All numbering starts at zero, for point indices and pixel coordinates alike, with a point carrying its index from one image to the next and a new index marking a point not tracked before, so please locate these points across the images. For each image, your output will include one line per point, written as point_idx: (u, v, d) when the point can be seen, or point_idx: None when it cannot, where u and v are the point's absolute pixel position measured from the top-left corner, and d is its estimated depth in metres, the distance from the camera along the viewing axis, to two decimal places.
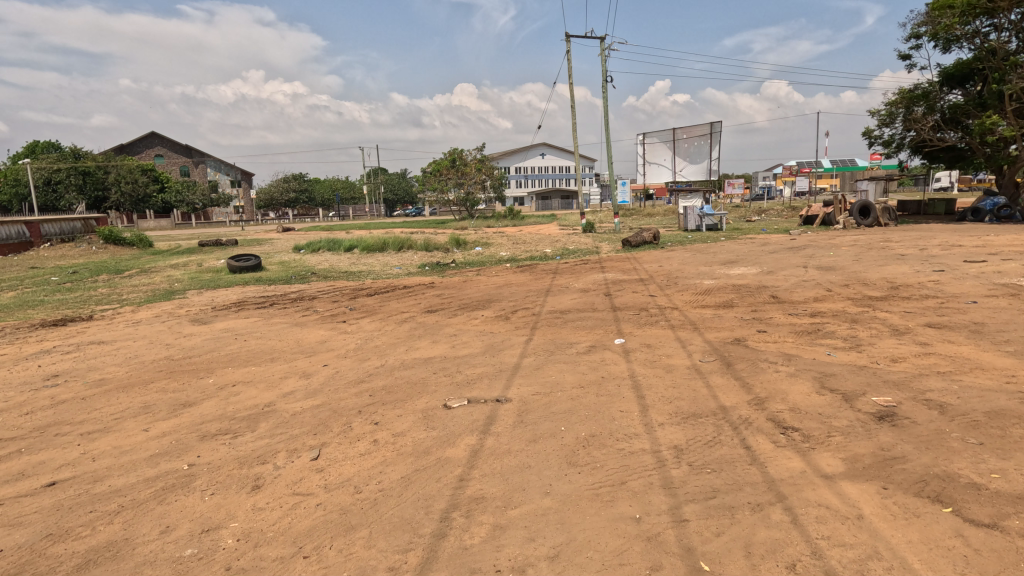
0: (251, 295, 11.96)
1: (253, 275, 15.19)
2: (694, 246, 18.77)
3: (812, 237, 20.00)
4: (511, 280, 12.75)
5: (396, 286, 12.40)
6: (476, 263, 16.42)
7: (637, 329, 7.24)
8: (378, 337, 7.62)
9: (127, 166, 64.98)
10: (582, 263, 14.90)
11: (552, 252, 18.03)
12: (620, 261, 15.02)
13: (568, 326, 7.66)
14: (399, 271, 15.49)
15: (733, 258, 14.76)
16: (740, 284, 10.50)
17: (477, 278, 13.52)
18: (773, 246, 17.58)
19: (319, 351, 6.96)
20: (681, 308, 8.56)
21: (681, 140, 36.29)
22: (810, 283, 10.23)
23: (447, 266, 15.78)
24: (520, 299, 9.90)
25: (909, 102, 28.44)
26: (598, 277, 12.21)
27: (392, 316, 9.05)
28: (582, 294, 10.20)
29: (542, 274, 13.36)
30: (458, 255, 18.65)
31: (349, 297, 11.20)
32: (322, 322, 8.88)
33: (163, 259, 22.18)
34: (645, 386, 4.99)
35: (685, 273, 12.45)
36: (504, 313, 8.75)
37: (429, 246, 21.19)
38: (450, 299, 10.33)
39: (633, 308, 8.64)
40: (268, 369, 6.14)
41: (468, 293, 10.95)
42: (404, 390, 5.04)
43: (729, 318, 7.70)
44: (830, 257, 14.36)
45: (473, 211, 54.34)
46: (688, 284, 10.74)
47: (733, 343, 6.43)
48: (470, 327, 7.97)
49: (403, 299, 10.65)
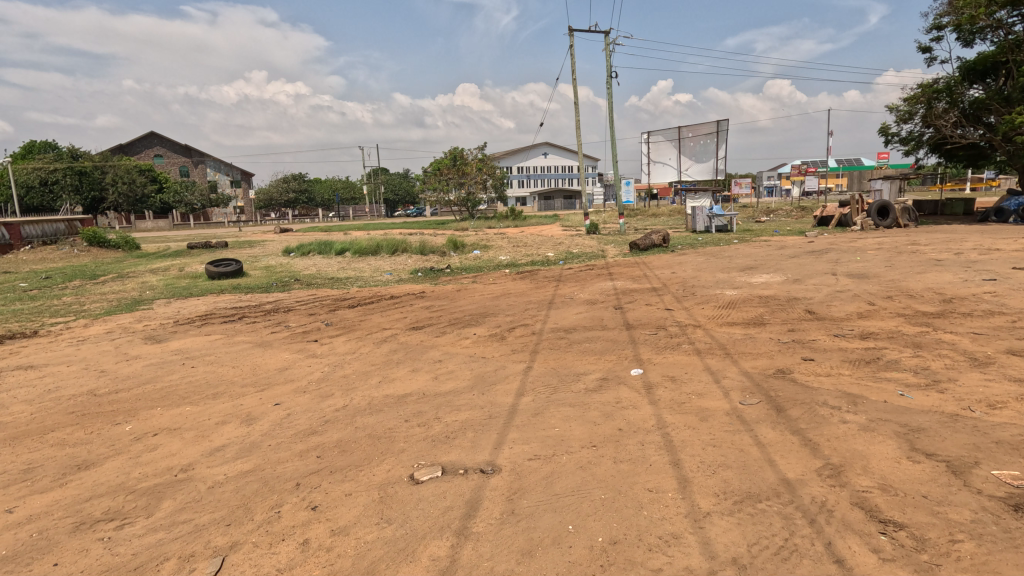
0: (224, 306, 10.86)
1: (231, 282, 14.10)
2: (707, 249, 17.59)
3: (832, 240, 18.79)
4: (510, 288, 11.61)
5: (382, 295, 11.28)
6: (473, 268, 15.27)
7: (656, 355, 6.07)
8: (350, 363, 6.47)
9: (124, 166, 63.96)
10: (586, 269, 13.76)
11: (554, 256, 16.87)
12: (627, 267, 13.87)
13: (574, 350, 6.49)
14: (389, 277, 14.39)
15: (752, 264, 13.59)
16: (767, 295, 9.33)
17: (473, 286, 12.38)
18: (792, 250, 16.40)
19: (276, 382, 5.81)
20: (704, 326, 7.40)
21: (688, 139, 35.11)
22: (847, 294, 9.03)
23: (442, 272, 14.67)
24: (519, 313, 8.76)
25: (930, 97, 27.28)
26: (606, 286, 11.05)
27: (372, 334, 7.92)
28: (589, 307, 9.06)
29: (544, 282, 12.21)
30: (455, 260, 17.51)
31: (330, 309, 10.09)
32: (291, 341, 7.75)
33: (146, 263, 21.11)
34: (676, 444, 3.83)
35: (701, 281, 11.28)
36: (500, 331, 7.61)
37: (426, 249, 20.06)
38: (440, 313, 9.20)
39: (648, 326, 7.46)
40: (205, 410, 5.00)
41: (461, 305, 9.83)
42: (362, 449, 3.89)
43: (764, 340, 6.52)
44: (858, 262, 13.18)
45: (474, 212, 53.19)
46: (707, 295, 9.57)
47: (777, 375, 5.26)
48: (459, 350, 6.82)
49: (388, 311, 9.52)
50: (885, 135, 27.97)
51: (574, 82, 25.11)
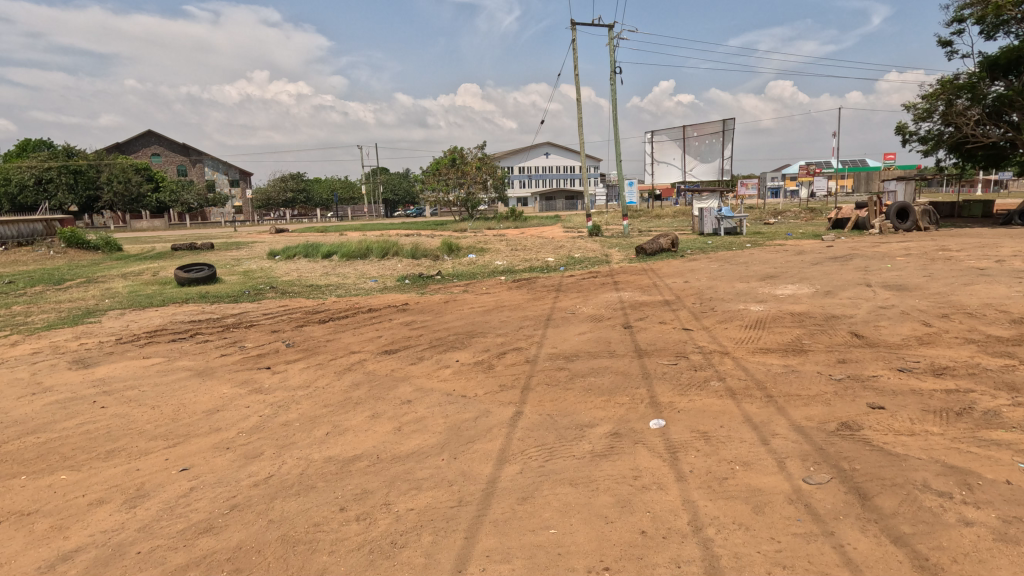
0: (182, 320, 9.66)
1: (200, 289, 12.90)
2: (719, 254, 16.34)
3: (853, 244, 17.52)
4: (505, 300, 10.37)
5: (360, 308, 10.06)
6: (466, 275, 14.03)
7: (680, 399, 4.81)
8: (299, 402, 5.21)
9: (119, 165, 62.95)
10: (589, 277, 12.53)
11: (555, 261, 15.64)
12: (634, 275, 12.64)
13: (577, 389, 5.25)
14: (373, 284, 13.19)
15: (772, 272, 12.32)
16: (799, 312, 8.08)
17: (464, 296, 11.14)
18: (812, 256, 15.15)
19: (196, 431, 4.56)
20: (734, 353, 6.14)
21: (692, 138, 33.85)
22: (894, 312, 7.78)
23: (431, 279, 13.41)
24: (512, 333, 7.52)
25: (950, 95, 25.99)
26: (613, 299, 9.79)
27: (337, 361, 6.66)
28: (593, 325, 7.81)
29: (543, 292, 10.99)
30: (448, 265, 16.26)
31: (298, 325, 8.84)
32: (238, 369, 6.49)
33: (122, 266, 19.96)
34: (725, 565, 2.60)
35: (719, 293, 10.03)
36: (489, 359, 6.36)
37: (417, 253, 18.84)
38: (421, 331, 7.95)
39: (665, 354, 6.21)
40: (86, 479, 3.75)
41: (448, 321, 8.59)
42: (264, 569, 2.66)
43: (812, 376, 5.27)
44: (890, 270, 11.91)
45: (474, 212, 52.07)
46: (730, 311, 8.32)
47: (842, 433, 4.00)
48: (436, 385, 5.57)
49: (363, 329, 8.28)
50: (903, 133, 26.79)
51: (576, 78, 23.88)
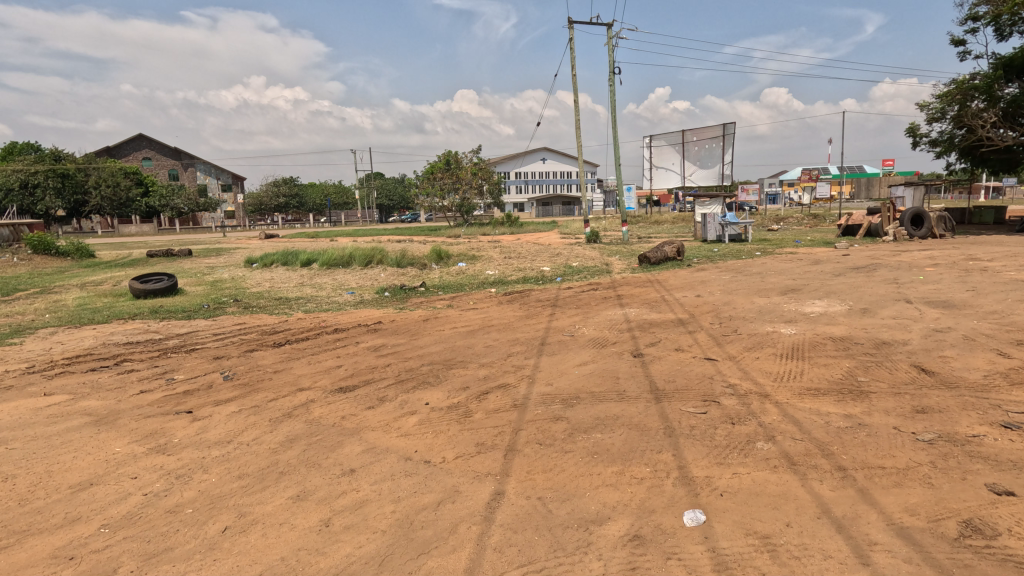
0: (117, 342, 8.31)
1: (155, 303, 11.57)
2: (728, 263, 15.13)
3: (871, 252, 16.34)
4: (494, 317, 9.08)
5: (326, 327, 8.74)
6: (452, 286, 12.76)
7: (721, 474, 3.51)
8: (207, 471, 3.89)
9: (108, 169, 61.49)
10: (588, 290, 11.26)
11: (551, 271, 14.38)
12: (638, 288, 11.38)
13: (579, 451, 3.95)
14: (348, 297, 11.89)
15: (792, 285, 11.09)
16: (840, 336, 6.81)
17: (447, 312, 9.86)
18: (829, 265, 13.98)
19: (42, 524, 3.24)
20: (777, 396, 4.83)
21: (692, 143, 32.70)
22: (955, 336, 6.51)
23: (413, 291, 12.12)
24: (499, 364, 6.22)
25: (963, 95, 25.11)
26: (617, 318, 8.51)
27: (278, 402, 5.33)
28: (597, 353, 6.53)
29: (537, 308, 9.72)
30: (435, 274, 14.98)
31: (248, 350, 7.49)
32: (150, 413, 5.15)
33: (86, 274, 18.57)
34: None
35: (739, 311, 8.77)
36: (467, 403, 5.05)
37: (403, 261, 17.57)
38: (391, 360, 6.63)
39: (690, 396, 4.91)
40: None
41: (424, 345, 7.28)
42: None
43: (889, 433, 3.98)
44: (924, 283, 10.69)
45: (469, 218, 50.90)
46: (758, 335, 7.04)
47: (974, 545, 2.70)
48: (394, 442, 4.26)
49: (321, 356, 6.96)
50: (913, 135, 26.49)
51: (574, 78, 22.71)
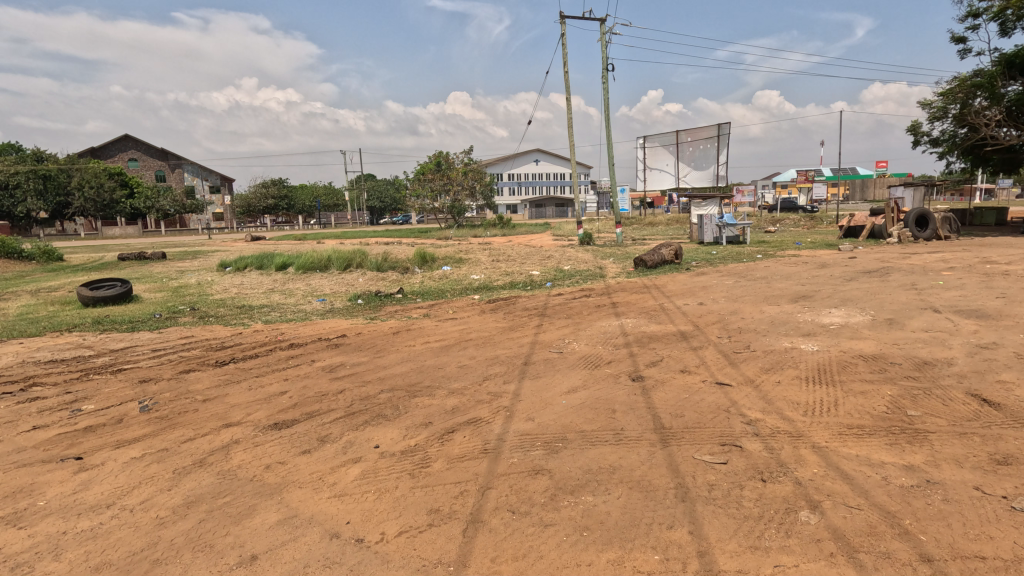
0: (39, 360, 7.21)
1: (104, 312, 10.50)
2: (729, 267, 14.23)
3: (879, 255, 15.51)
4: (474, 329, 8.08)
5: (282, 342, 7.71)
6: (433, 292, 11.76)
7: (759, 569, 2.53)
8: (59, 557, 2.86)
9: (91, 169, 59.86)
10: (580, 298, 10.30)
11: (540, 275, 13.40)
12: (634, 295, 10.43)
13: (564, 525, 2.95)
14: (318, 305, 10.87)
15: (801, 291, 10.17)
16: (871, 353, 5.86)
17: (422, 323, 8.85)
18: (837, 269, 13.08)
19: None
20: (813, 438, 3.87)
21: (685, 144, 31.86)
22: (1006, 355, 5.57)
23: (389, 299, 11.10)
24: (471, 390, 5.21)
25: (965, 93, 24.46)
26: (613, 331, 7.53)
27: (193, 442, 4.30)
28: (589, 376, 5.54)
29: (523, 318, 8.73)
30: (417, 280, 13.96)
31: (182, 371, 6.42)
32: (29, 460, 4.11)
33: (46, 279, 17.43)
34: None
35: (748, 322, 7.83)
36: (427, 446, 4.04)
37: (384, 265, 16.55)
38: (345, 386, 5.60)
39: (703, 437, 3.93)
40: None
41: (388, 365, 6.25)
42: None
43: (973, 498, 3.01)
44: (946, 288, 9.79)
45: (460, 219, 49.92)
46: (775, 353, 6.08)
47: None
48: (322, 508, 3.24)
49: (265, 379, 5.92)
50: (914, 134, 25.83)
51: (565, 74, 21.80)
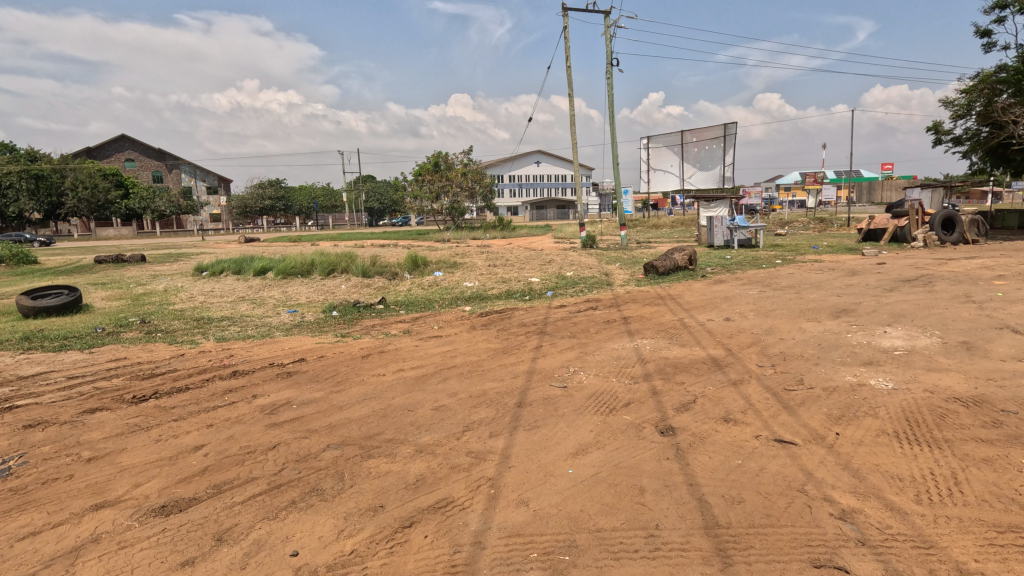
0: None
1: (39, 325, 9.18)
2: (749, 274, 12.86)
3: (912, 261, 14.16)
4: (460, 351, 6.74)
5: (227, 367, 6.34)
6: (419, 302, 10.44)
7: None
8: None
9: (85, 170, 58.64)
10: (585, 311, 8.96)
11: (540, 283, 12.08)
12: (647, 308, 9.08)
13: None
14: (287, 318, 9.54)
15: (841, 305, 8.82)
16: (969, 394, 4.52)
17: (401, 342, 7.52)
18: (870, 277, 11.73)
19: None
20: (952, 554, 2.55)
21: (690, 144, 30.50)
22: None
23: (368, 310, 9.76)
24: (445, 449, 3.89)
25: (989, 89, 23.18)
26: (627, 356, 6.19)
27: (33, 541, 2.97)
28: (602, 426, 4.22)
29: (520, 337, 7.39)
30: (403, 287, 12.62)
31: (85, 409, 5.08)
32: None
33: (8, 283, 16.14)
34: None
35: (791, 344, 6.48)
36: (369, 558, 2.72)
37: (371, 270, 15.21)
38: (282, 437, 4.27)
39: (782, 549, 2.62)
40: None
41: (345, 405, 4.92)
42: None
43: None
44: (1011, 302, 8.44)
45: (459, 220, 48.64)
46: (840, 391, 4.74)
47: None
48: None
49: (184, 425, 4.58)
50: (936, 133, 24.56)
51: (568, 67, 20.51)
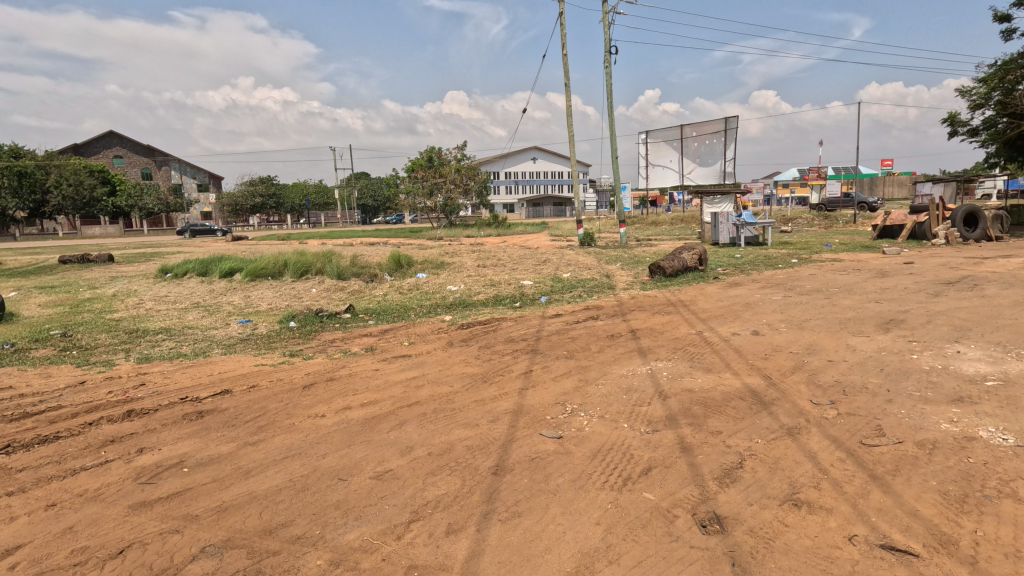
0: None
1: None
2: (767, 276, 11.53)
3: (944, 261, 12.85)
4: (429, 378, 5.36)
5: (128, 401, 4.95)
6: (392, 311, 9.07)
7: None
8: None
9: (71, 167, 57.02)
10: (584, 322, 7.60)
11: (533, 286, 10.74)
12: (658, 318, 7.74)
13: None
14: (236, 330, 8.16)
15: (886, 314, 7.48)
16: None
17: (360, 363, 6.16)
18: (904, 280, 10.41)
19: None
20: None
21: (690, 139, 29.13)
22: None
23: (331, 321, 8.39)
24: (375, 564, 2.53)
25: (1010, 78, 21.99)
26: (640, 387, 4.82)
27: None
28: (614, 514, 2.87)
29: (506, 357, 6.02)
30: (380, 292, 11.25)
31: None
32: None
33: None
34: None
35: (845, 369, 5.13)
36: None
37: (347, 272, 13.80)
38: (142, 533, 2.89)
39: None
40: None
41: (254, 468, 3.55)
42: None
43: None
44: None
45: (453, 217, 47.23)
46: (943, 449, 3.40)
47: None
48: None
49: (14, 506, 3.20)
50: (952, 124, 23.38)
51: (565, 54, 19.20)
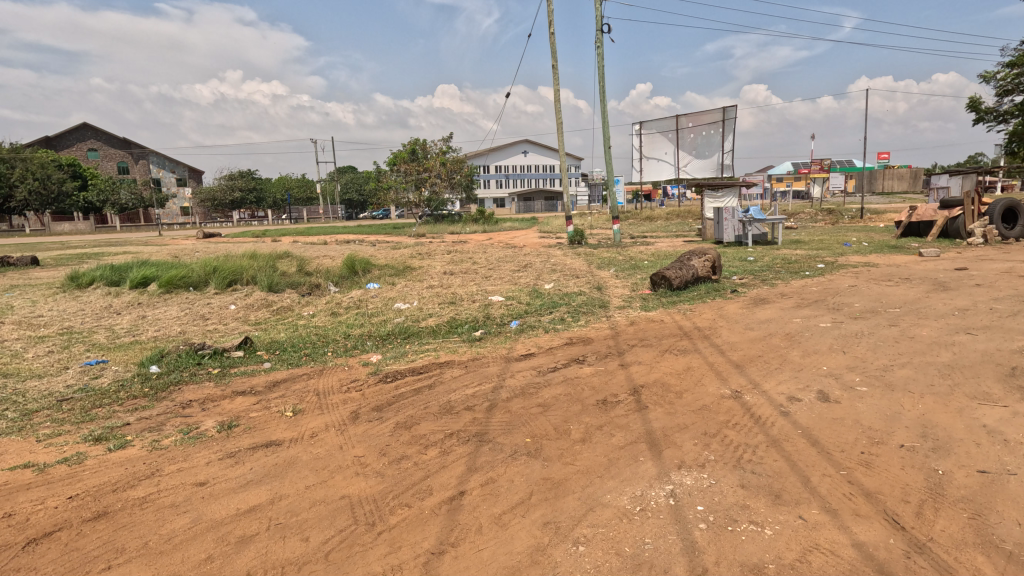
0: None
1: None
2: (796, 287, 9.24)
3: (1004, 267, 10.61)
4: (274, 516, 2.97)
5: None
6: (305, 344, 6.65)
7: None
8: None
9: (37, 160, 53.61)
10: (562, 370, 5.21)
11: (502, 305, 8.35)
12: (669, 361, 5.38)
13: None
14: (66, 381, 5.65)
15: (1000, 357, 5.18)
16: None
17: (190, 459, 3.74)
18: (975, 295, 8.15)
19: None
20: None
21: (686, 130, 26.81)
22: None
23: (208, 366, 5.94)
24: None
25: None
26: (662, 559, 2.46)
27: None
28: None
29: (428, 454, 3.63)
30: (309, 311, 8.84)
31: None
32: None
33: None
34: None
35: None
36: None
37: (281, 283, 11.31)
38: None
39: None
40: None
41: None
42: None
43: None
44: None
45: (438, 213, 44.60)
46: None
47: None
48: None
49: None
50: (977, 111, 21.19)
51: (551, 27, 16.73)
